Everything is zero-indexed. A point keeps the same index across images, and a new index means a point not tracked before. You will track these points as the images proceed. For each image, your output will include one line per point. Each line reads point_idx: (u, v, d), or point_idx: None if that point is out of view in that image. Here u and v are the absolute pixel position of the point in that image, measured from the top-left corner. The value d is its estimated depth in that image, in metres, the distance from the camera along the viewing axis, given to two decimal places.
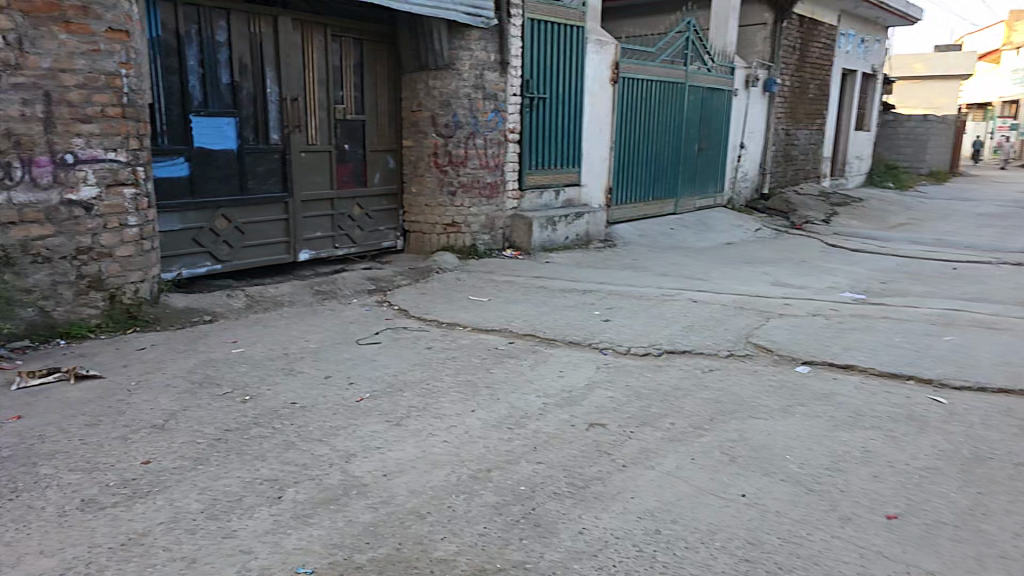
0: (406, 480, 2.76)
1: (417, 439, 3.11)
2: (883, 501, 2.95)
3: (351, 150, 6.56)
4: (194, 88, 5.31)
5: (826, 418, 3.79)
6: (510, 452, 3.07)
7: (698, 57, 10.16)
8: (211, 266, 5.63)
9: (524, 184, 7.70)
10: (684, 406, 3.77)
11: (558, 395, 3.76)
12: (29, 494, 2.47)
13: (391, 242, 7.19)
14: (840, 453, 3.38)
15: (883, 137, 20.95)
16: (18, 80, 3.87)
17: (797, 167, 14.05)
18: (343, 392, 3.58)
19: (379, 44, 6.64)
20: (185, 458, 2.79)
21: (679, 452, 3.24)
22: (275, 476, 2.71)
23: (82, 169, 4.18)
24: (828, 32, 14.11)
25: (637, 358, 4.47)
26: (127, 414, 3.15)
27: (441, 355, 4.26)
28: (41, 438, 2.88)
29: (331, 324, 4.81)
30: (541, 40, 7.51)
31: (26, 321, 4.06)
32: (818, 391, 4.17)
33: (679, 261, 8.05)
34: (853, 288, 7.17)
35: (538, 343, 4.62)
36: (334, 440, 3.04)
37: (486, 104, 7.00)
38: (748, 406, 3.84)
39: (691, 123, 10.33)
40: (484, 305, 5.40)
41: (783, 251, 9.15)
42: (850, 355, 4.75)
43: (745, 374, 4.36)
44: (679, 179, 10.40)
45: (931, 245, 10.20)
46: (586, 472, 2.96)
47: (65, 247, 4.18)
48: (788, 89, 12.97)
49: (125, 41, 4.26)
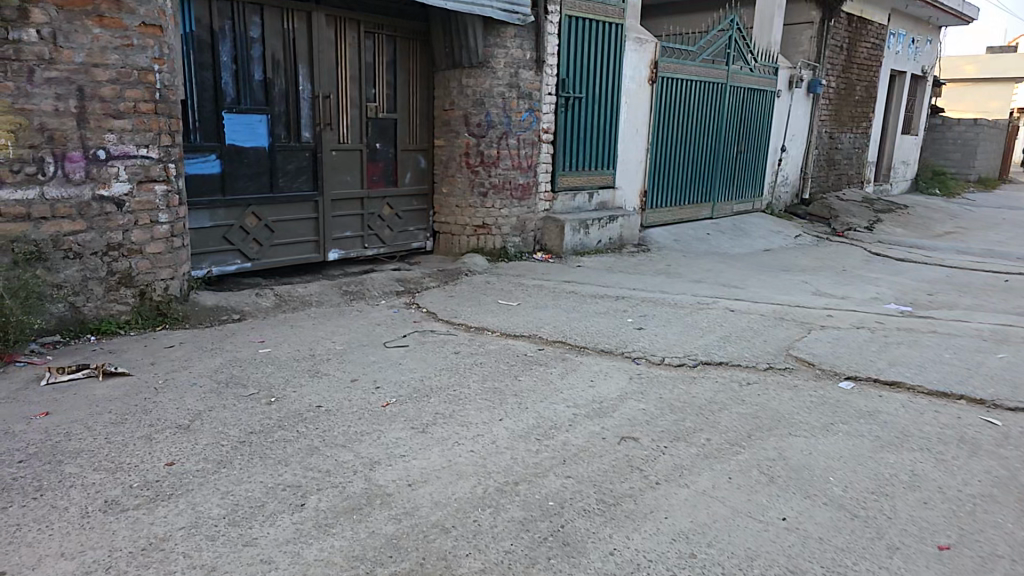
0: (430, 491, 2.67)
1: (442, 448, 3.03)
2: (934, 530, 2.75)
3: (383, 149, 6.53)
4: (227, 85, 5.33)
5: (871, 438, 3.58)
6: (538, 464, 2.96)
7: (740, 57, 9.88)
8: (240, 264, 5.67)
9: (557, 185, 7.59)
10: (720, 421, 3.60)
11: (588, 405, 3.63)
12: (52, 494, 2.45)
13: (421, 243, 7.15)
14: (886, 476, 3.18)
15: (930, 141, 20.19)
16: (51, 75, 3.90)
17: (839, 172, 13.61)
18: (368, 396, 3.52)
19: (412, 42, 6.59)
20: (209, 460, 2.76)
21: (715, 470, 3.08)
22: (297, 482, 2.65)
23: (114, 165, 4.22)
24: (877, 31, 13.60)
25: (671, 368, 4.32)
26: (152, 413, 3.14)
27: (469, 360, 4.17)
28: (67, 435, 2.88)
29: (358, 325, 4.77)
30: (577, 37, 7.37)
31: (57, 316, 4.10)
32: (861, 409, 3.95)
33: (714, 267, 7.82)
34: (899, 299, 6.85)
35: (568, 350, 4.50)
36: (357, 447, 2.97)
37: (519, 104, 6.92)
38: (787, 423, 3.66)
39: (729, 125, 10.05)
40: (513, 310, 5.30)
41: (822, 259, 8.83)
42: (897, 371, 4.51)
43: (784, 389, 4.16)
44: (715, 182, 10.14)
45: (979, 256, 9.75)
46: (617, 489, 2.82)
47: (96, 243, 4.22)
48: (832, 90, 12.55)
49: (158, 35, 4.27)
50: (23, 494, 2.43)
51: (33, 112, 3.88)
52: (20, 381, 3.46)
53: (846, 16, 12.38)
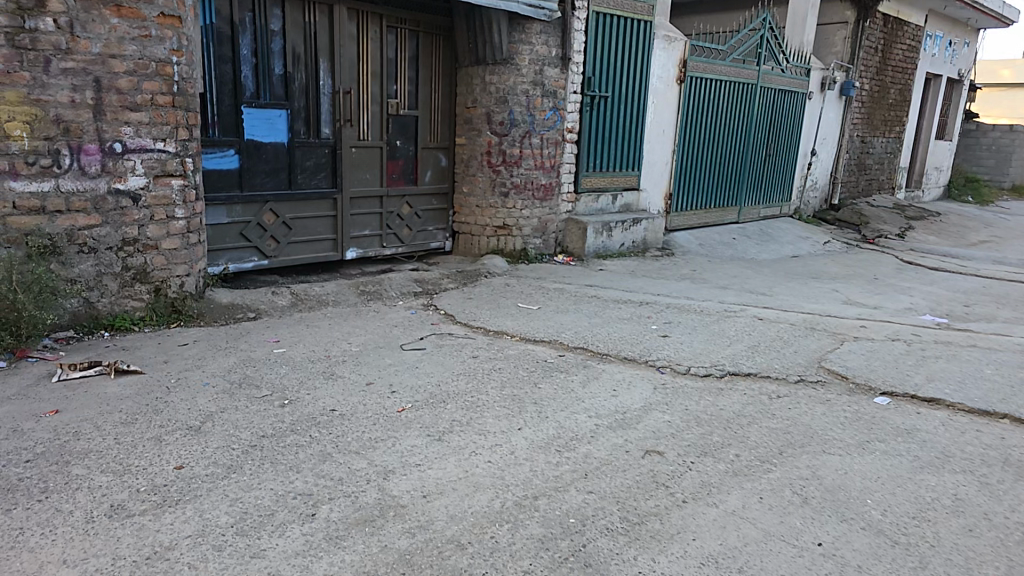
0: (446, 503, 2.55)
1: (459, 457, 2.91)
2: (982, 561, 2.55)
3: (403, 147, 6.45)
4: (246, 79, 5.28)
5: (910, 458, 3.39)
6: (558, 478, 2.82)
7: (771, 57, 9.65)
8: (258, 261, 5.62)
9: (580, 186, 7.44)
10: (749, 436, 3.44)
11: (610, 416, 3.48)
12: (58, 496, 2.38)
13: (439, 243, 7.05)
14: (926, 500, 2.99)
15: (963, 147, 19.68)
16: (68, 65, 3.87)
17: (869, 177, 13.25)
18: (384, 401, 3.41)
19: (435, 37, 6.50)
20: (218, 465, 2.67)
21: (745, 489, 2.91)
22: (308, 490, 2.55)
23: (130, 159, 4.18)
24: (913, 33, 13.23)
25: (696, 379, 4.15)
26: (163, 413, 3.07)
27: (487, 365, 4.05)
28: (76, 435, 2.81)
29: (375, 326, 4.68)
30: (604, 34, 7.22)
31: (70, 311, 4.07)
32: (898, 426, 3.75)
33: (739, 273, 7.61)
34: (934, 310, 6.58)
35: (589, 357, 4.36)
36: (371, 454, 2.86)
37: (544, 102, 6.79)
38: (820, 440, 3.48)
39: (758, 127, 9.81)
40: (532, 314, 5.17)
41: (853, 267, 8.55)
42: (935, 388, 4.29)
43: (817, 403, 3.97)
44: (742, 186, 9.89)
45: (1016, 266, 9.39)
46: (641, 506, 2.67)
47: (111, 238, 4.18)
48: (865, 93, 12.22)
49: (177, 27, 4.24)
50: (28, 496, 2.37)
51: (49, 103, 3.84)
52: (32, 377, 3.42)
53: (882, 16, 12.05)
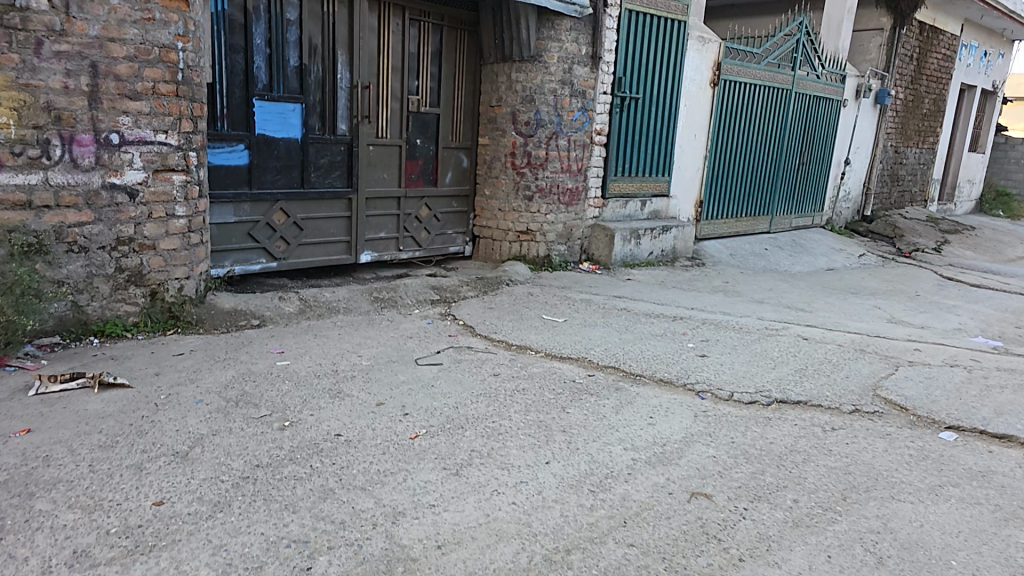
0: (463, 557, 2.18)
1: (479, 497, 2.54)
2: None
3: (423, 146, 6.12)
4: (259, 70, 4.97)
5: (991, 508, 2.95)
6: (593, 526, 2.44)
7: (807, 62, 9.20)
8: (266, 263, 5.31)
9: (608, 192, 7.05)
10: (805, 477, 3.03)
11: (648, 450, 3.10)
12: (13, 539, 2.05)
13: (459, 247, 6.71)
14: (1020, 562, 2.54)
15: (992, 160, 18.98)
16: (62, 48, 3.58)
17: (903, 188, 12.73)
18: (395, 425, 3.06)
19: (460, 32, 6.17)
20: (203, 502, 2.32)
21: (809, 545, 2.50)
22: (304, 537, 2.19)
23: (128, 151, 3.89)
24: (948, 42, 12.66)
25: (742, 407, 3.74)
26: (147, 436, 2.74)
27: (510, 386, 3.67)
28: (46, 460, 2.50)
29: (389, 338, 4.34)
30: (637, 33, 6.84)
31: (55, 315, 3.77)
32: (970, 468, 3.32)
33: (774, 286, 7.18)
34: (986, 332, 6.09)
35: (622, 378, 3.97)
36: (378, 491, 2.51)
37: (572, 102, 6.44)
38: (887, 484, 3.06)
39: (793, 134, 9.39)
40: (558, 327, 4.79)
41: (894, 283, 8.05)
42: (1007, 423, 3.82)
43: (876, 438, 3.54)
44: (775, 195, 9.45)
45: None
46: (692, 565, 2.28)
47: (105, 237, 3.89)
48: (900, 101, 11.69)
49: (183, 10, 3.96)
50: None
51: (40, 88, 3.55)
52: (6, 391, 3.11)
53: (919, 23, 11.53)
